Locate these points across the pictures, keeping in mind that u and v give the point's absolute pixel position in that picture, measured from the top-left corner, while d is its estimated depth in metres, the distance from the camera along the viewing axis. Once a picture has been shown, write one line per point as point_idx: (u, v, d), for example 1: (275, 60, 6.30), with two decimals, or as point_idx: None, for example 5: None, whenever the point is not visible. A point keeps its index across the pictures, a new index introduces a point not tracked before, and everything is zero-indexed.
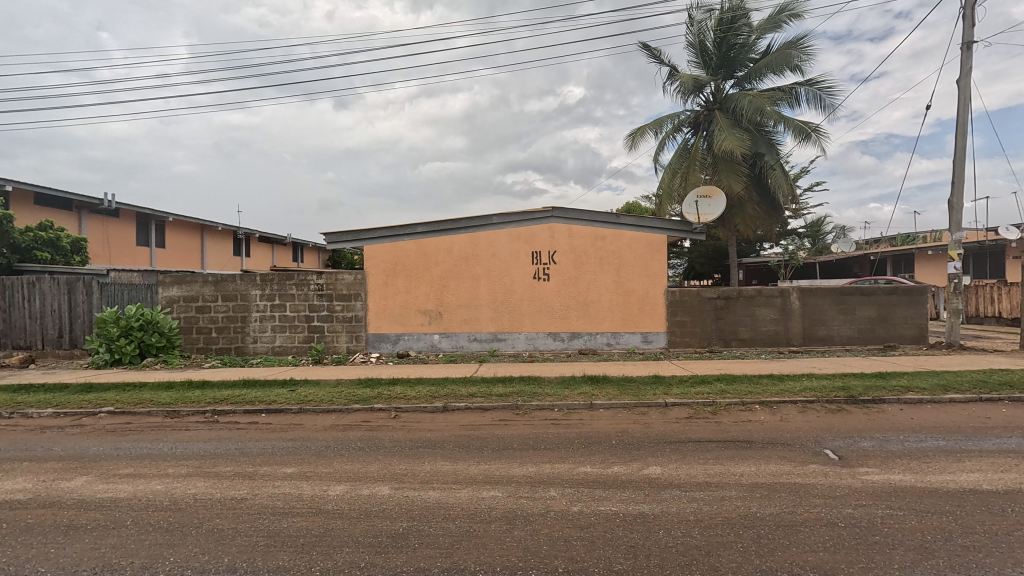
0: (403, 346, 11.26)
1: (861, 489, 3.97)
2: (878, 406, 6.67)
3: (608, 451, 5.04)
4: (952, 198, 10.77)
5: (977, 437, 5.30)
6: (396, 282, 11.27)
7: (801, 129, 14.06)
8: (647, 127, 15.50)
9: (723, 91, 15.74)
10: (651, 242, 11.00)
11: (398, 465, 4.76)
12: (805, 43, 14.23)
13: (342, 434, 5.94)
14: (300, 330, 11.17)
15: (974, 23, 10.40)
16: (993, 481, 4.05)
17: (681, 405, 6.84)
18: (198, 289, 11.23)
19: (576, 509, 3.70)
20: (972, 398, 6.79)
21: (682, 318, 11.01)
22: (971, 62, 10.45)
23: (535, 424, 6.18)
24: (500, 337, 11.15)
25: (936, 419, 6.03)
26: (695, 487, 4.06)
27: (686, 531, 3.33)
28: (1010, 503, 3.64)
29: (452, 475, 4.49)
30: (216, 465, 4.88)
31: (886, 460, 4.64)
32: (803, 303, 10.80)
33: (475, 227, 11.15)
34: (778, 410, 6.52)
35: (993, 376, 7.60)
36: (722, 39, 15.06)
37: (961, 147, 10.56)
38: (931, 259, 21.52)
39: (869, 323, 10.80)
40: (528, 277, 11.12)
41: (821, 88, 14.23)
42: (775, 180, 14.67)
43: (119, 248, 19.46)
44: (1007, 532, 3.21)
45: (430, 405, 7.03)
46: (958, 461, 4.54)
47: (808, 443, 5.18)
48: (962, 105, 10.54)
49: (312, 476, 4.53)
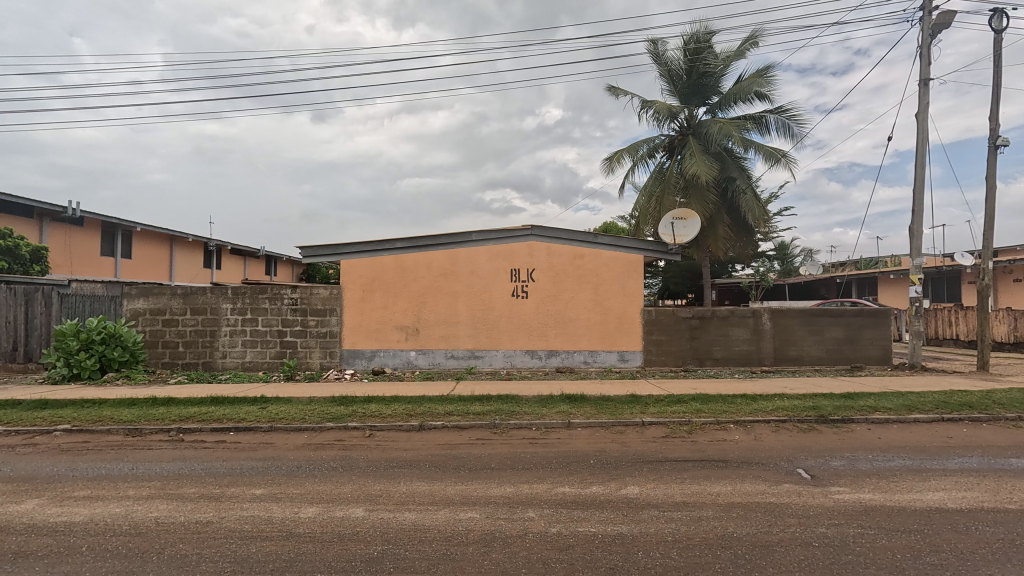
0: (379, 363, 11.09)
1: (834, 508, 4.04)
2: (847, 426, 6.84)
3: (586, 471, 5.04)
4: (912, 225, 11.25)
5: (940, 456, 5.47)
6: (372, 297, 11.14)
7: (771, 154, 14.56)
8: (621, 151, 15.84)
9: (696, 117, 16.20)
10: (629, 262, 11.15)
11: (373, 486, 4.64)
12: (771, 72, 14.85)
13: (315, 453, 5.79)
14: (272, 346, 10.90)
15: (930, 62, 11.02)
16: (956, 500, 4.18)
17: (658, 424, 6.88)
18: (165, 302, 10.89)
19: (554, 530, 3.67)
20: (935, 418, 7.03)
21: (658, 338, 11.14)
22: (928, 97, 11.05)
23: (514, 443, 6.13)
24: (477, 354, 11.09)
25: (903, 438, 6.20)
26: (673, 508, 4.07)
27: (664, 552, 3.33)
28: (977, 522, 3.74)
29: (429, 497, 4.39)
30: (182, 487, 4.68)
31: (857, 479, 4.74)
32: (775, 324, 11.07)
33: (455, 244, 11.16)
34: (752, 430, 6.62)
35: (954, 398, 7.84)
36: (691, 68, 15.64)
37: (920, 176, 11.10)
38: (893, 282, 22.39)
39: (837, 344, 11.12)
40: (507, 294, 11.12)
41: (789, 117, 14.81)
42: (747, 204, 15.12)
43: (82, 258, 18.72)
44: (973, 550, 3.30)
45: (406, 423, 6.92)
46: (924, 480, 4.66)
47: (781, 462, 5.27)
48: (919, 138, 11.11)
49: (283, 497, 4.39)
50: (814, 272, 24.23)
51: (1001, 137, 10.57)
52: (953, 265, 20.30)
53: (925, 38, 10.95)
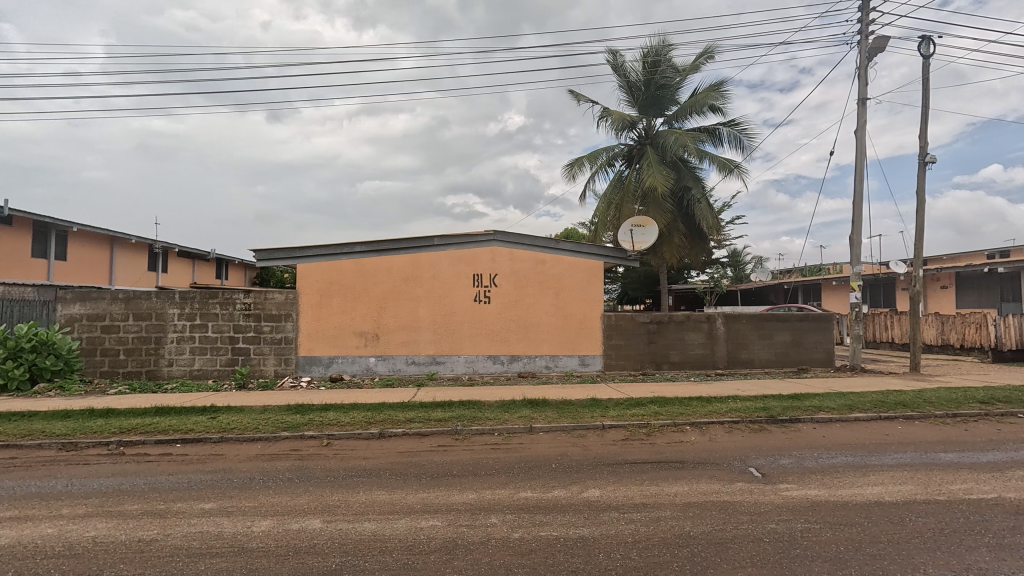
0: (337, 370, 10.81)
1: (782, 505, 4.22)
2: (794, 425, 7.17)
3: (548, 475, 5.07)
4: (853, 235, 11.95)
5: (879, 452, 5.81)
6: (331, 302, 10.86)
7: (724, 164, 15.17)
8: (582, 159, 16.11)
9: (654, 127, 16.69)
10: (589, 267, 11.33)
11: (330, 497, 4.51)
12: (724, 87, 15.49)
13: (269, 464, 5.57)
14: (222, 353, 10.44)
15: (867, 82, 11.78)
16: (892, 493, 4.46)
17: (618, 428, 7.00)
18: (105, 307, 10.27)
19: (516, 535, 3.67)
20: (873, 416, 7.47)
21: (618, 342, 11.36)
22: (866, 115, 11.80)
23: (476, 449, 6.09)
24: (439, 360, 10.99)
25: (845, 436, 6.55)
26: (633, 509, 4.15)
27: (625, 553, 3.39)
28: (910, 513, 4.00)
29: (389, 506, 4.31)
30: (122, 504, 4.40)
31: (803, 476, 4.97)
32: (728, 328, 11.50)
33: (416, 248, 11.04)
34: (707, 431, 6.84)
35: (890, 397, 8.34)
36: (649, 80, 16.12)
37: (859, 189, 11.81)
38: (836, 289, 23.67)
39: (785, 347, 11.66)
40: (469, 299, 11.09)
41: (741, 129, 15.48)
42: (702, 213, 15.67)
43: (10, 260, 17.40)
44: (908, 540, 3.51)
45: (365, 431, 6.76)
46: (864, 476, 4.94)
47: (734, 462, 5.46)
48: (858, 153, 11.83)
49: (234, 511, 4.21)
50: (764, 279, 25.30)
51: (929, 154, 11.40)
52: (888, 273, 21.66)
53: (862, 60, 11.70)
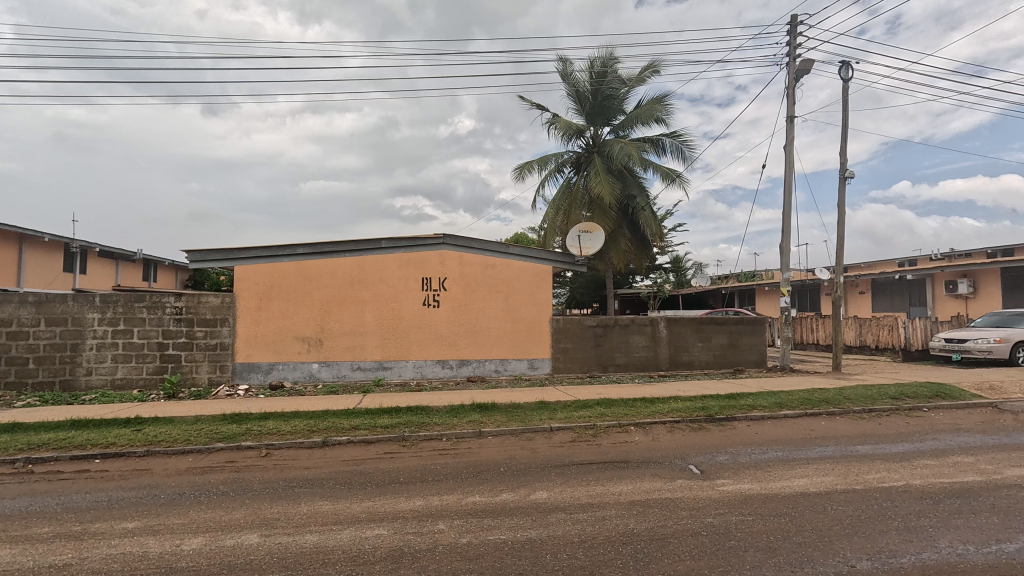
0: (277, 377, 10.36)
1: (718, 499, 4.43)
2: (730, 423, 7.56)
3: (497, 479, 5.08)
4: (782, 243, 12.76)
5: (805, 447, 6.22)
6: (271, 306, 10.40)
7: (667, 174, 15.81)
8: (531, 164, 16.31)
9: (601, 136, 17.15)
10: (538, 272, 11.46)
11: (268, 510, 4.32)
12: (666, 100, 16.15)
13: (202, 478, 5.26)
14: (150, 361, 9.76)
15: (795, 101, 12.64)
16: (816, 484, 4.79)
17: (565, 430, 7.11)
18: (12, 311, 9.35)
19: (464, 541, 3.65)
20: (800, 413, 7.99)
21: (565, 345, 11.55)
22: (794, 132, 12.65)
23: (424, 455, 6.01)
24: (386, 366, 10.76)
25: (775, 433, 6.97)
26: (579, 509, 4.24)
27: (571, 552, 3.45)
28: (831, 502, 4.31)
29: (332, 516, 4.17)
30: (29, 527, 4.01)
31: (737, 471, 5.25)
32: (669, 331, 11.96)
33: (363, 251, 10.78)
34: (650, 431, 7.08)
35: (814, 395, 8.95)
36: (596, 89, 16.55)
37: (788, 201, 12.64)
38: (768, 294, 25.15)
39: (722, 349, 12.25)
40: (418, 303, 10.94)
41: (682, 141, 16.18)
42: (645, 220, 16.25)
43: None
44: (830, 528, 3.78)
45: (308, 440, 6.52)
46: (792, 469, 5.27)
47: (675, 460, 5.69)
48: (787, 166, 12.66)
49: (162, 529, 3.94)
50: (703, 284, 26.49)
51: (849, 170, 12.36)
52: (814, 279, 23.24)
53: (791, 80, 12.55)
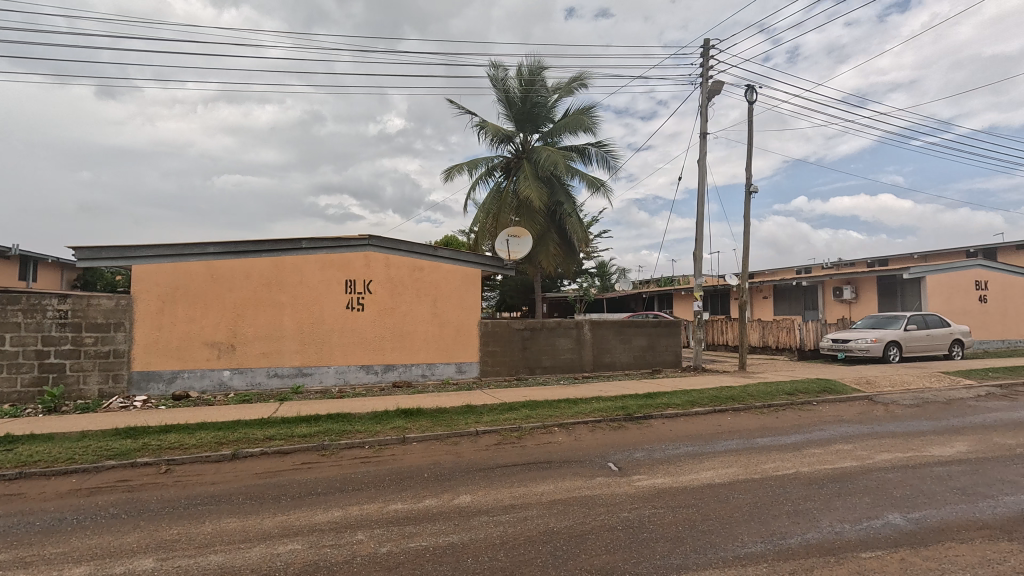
0: (181, 386, 9.55)
1: (634, 494, 4.66)
2: (647, 421, 7.96)
3: (420, 485, 5.01)
4: (696, 251, 13.64)
5: (713, 441, 6.69)
6: (175, 309, 9.59)
7: (592, 182, 16.38)
8: (461, 167, 16.27)
9: (529, 142, 17.46)
10: (467, 275, 11.45)
11: (167, 531, 3.98)
12: (592, 110, 16.76)
13: (87, 500, 4.73)
14: (25, 371, 8.65)
15: (707, 119, 13.59)
16: (721, 475, 5.18)
17: (491, 433, 7.15)
18: None
19: (384, 550, 3.57)
20: (710, 410, 8.58)
21: (493, 349, 11.60)
22: (706, 148, 13.59)
23: (345, 465, 5.80)
24: (305, 372, 10.26)
25: (687, 429, 7.43)
26: (502, 511, 4.28)
27: (492, 554, 3.49)
28: (733, 491, 4.67)
29: (241, 534, 3.92)
30: None
31: (652, 466, 5.54)
32: (593, 334, 12.38)
33: (280, 251, 10.23)
34: (573, 431, 7.30)
35: (722, 393, 9.64)
36: (525, 96, 16.84)
37: (701, 211, 13.54)
38: (684, 298, 26.77)
39: (641, 351, 12.87)
40: (341, 306, 10.54)
41: (607, 151, 16.85)
42: (572, 226, 16.73)
43: None
44: (731, 515, 4.10)
45: (215, 453, 6.08)
46: (700, 462, 5.65)
47: (596, 458, 5.90)
48: (700, 179, 13.57)
49: (36, 561, 3.50)
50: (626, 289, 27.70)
51: (753, 185, 13.47)
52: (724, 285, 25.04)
53: (704, 99, 13.48)
